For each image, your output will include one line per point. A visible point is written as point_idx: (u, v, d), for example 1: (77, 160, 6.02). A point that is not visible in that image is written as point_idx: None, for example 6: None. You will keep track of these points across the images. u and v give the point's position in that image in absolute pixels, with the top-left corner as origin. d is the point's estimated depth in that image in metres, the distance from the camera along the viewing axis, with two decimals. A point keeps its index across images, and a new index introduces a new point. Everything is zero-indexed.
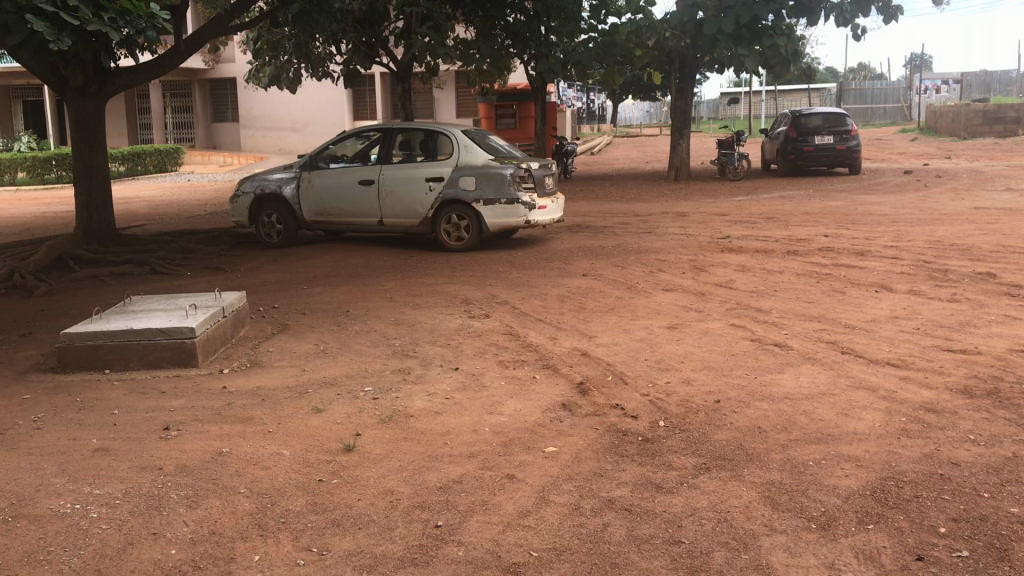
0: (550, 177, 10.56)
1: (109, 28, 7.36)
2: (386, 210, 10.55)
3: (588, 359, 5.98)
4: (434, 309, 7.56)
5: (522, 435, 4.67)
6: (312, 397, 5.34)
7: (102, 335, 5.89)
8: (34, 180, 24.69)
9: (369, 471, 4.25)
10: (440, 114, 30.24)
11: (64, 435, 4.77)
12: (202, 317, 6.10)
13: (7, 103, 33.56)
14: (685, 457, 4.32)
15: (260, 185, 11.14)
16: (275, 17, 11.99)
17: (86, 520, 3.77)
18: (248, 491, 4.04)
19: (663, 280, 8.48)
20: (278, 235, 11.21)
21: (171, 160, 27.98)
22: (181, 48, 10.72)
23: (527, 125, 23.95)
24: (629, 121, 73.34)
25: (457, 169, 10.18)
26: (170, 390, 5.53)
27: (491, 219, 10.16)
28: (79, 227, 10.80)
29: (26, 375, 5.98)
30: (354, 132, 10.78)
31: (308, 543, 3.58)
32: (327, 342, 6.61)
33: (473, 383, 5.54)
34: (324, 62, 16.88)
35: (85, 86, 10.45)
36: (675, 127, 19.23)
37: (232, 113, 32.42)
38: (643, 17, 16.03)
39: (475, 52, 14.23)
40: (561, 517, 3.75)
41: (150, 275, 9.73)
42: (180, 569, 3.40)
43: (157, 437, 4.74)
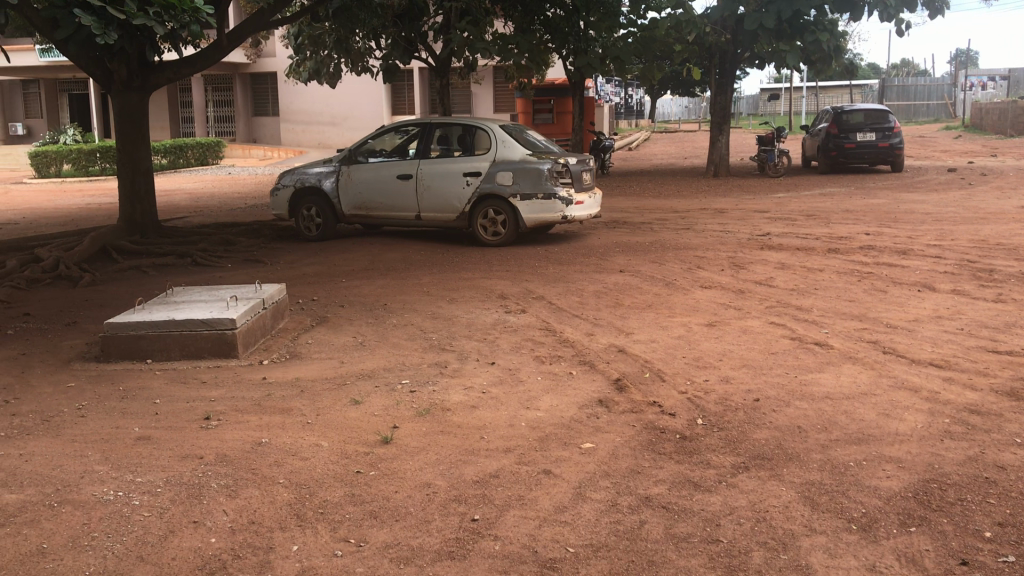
0: (588, 172, 10.53)
1: (154, 22, 7.40)
2: (423, 205, 10.58)
3: (625, 355, 5.95)
4: (471, 303, 7.57)
5: (559, 430, 4.66)
6: (350, 389, 5.38)
7: (145, 325, 5.97)
8: (78, 173, 25.14)
9: (406, 463, 4.28)
10: (478, 108, 30.27)
11: (107, 423, 4.85)
12: (243, 309, 6.16)
13: (53, 97, 34.20)
14: (723, 455, 4.29)
15: (300, 179, 11.24)
16: (316, 12, 12.06)
17: (129, 507, 3.83)
18: (287, 482, 4.08)
19: (701, 277, 8.42)
20: (317, 229, 11.29)
21: (212, 154, 28.25)
22: (223, 43, 10.84)
23: (565, 120, 23.90)
24: (667, 117, 73.08)
25: (495, 164, 10.15)
26: (210, 380, 5.60)
27: (528, 214, 10.15)
28: (122, 217, 10.95)
29: (69, 364, 6.08)
30: (393, 127, 10.81)
31: (346, 535, 3.61)
32: (365, 335, 6.66)
33: (509, 377, 5.55)
34: (364, 57, 16.96)
35: (130, 80, 10.58)
36: (714, 123, 19.06)
37: (272, 108, 32.69)
38: (683, 13, 15.92)
39: (513, 47, 14.16)
40: (597, 514, 3.74)
41: (191, 266, 9.85)
42: (220, 558, 3.44)
43: (197, 426, 4.81)
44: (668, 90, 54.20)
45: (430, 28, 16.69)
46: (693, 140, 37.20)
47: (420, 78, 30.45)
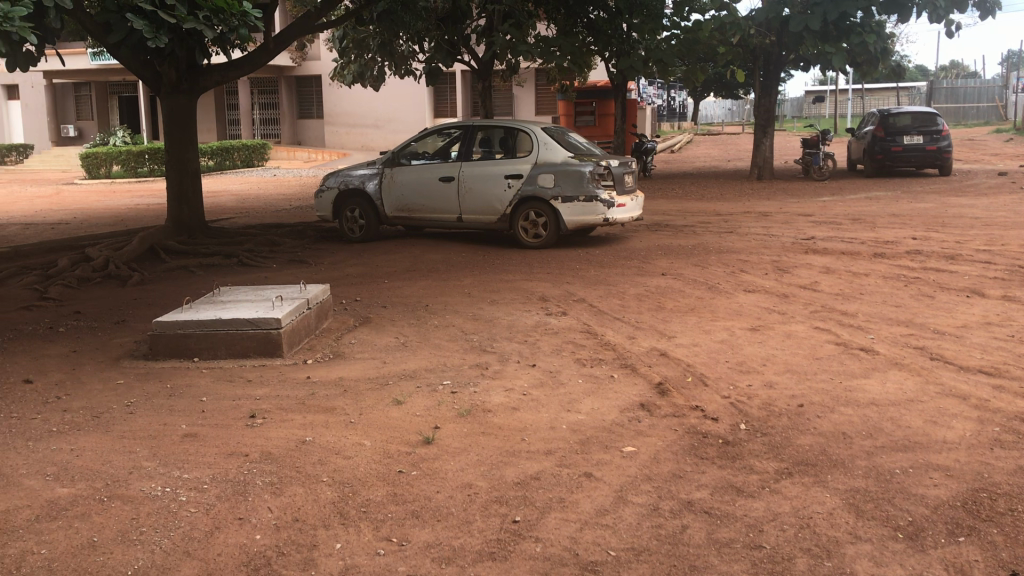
0: (630, 175, 10.50)
1: (203, 26, 7.52)
2: (465, 206, 10.63)
3: (667, 359, 5.93)
4: (512, 305, 7.59)
5: (600, 433, 4.66)
6: (392, 389, 5.43)
7: (192, 324, 6.07)
8: (128, 174, 25.61)
9: (447, 464, 4.30)
10: (520, 111, 30.33)
11: (155, 420, 4.94)
12: (288, 309, 6.23)
13: (104, 99, 34.86)
14: (766, 461, 4.26)
15: (344, 181, 11.36)
16: (361, 15, 12.17)
17: (176, 503, 3.89)
18: (330, 480, 4.12)
19: (745, 281, 8.36)
20: (360, 230, 11.38)
21: (258, 156, 28.49)
22: (270, 46, 10.99)
23: (607, 123, 23.85)
24: (710, 120, 72.70)
25: (536, 166, 10.17)
26: (255, 378, 5.68)
27: (569, 216, 10.14)
28: (170, 217, 11.13)
29: (119, 362, 6.20)
30: (436, 129, 10.86)
31: (388, 534, 3.64)
32: (406, 335, 6.70)
33: (551, 379, 5.55)
34: (407, 60, 17.08)
35: (178, 82, 10.75)
36: (758, 126, 18.90)
37: (317, 110, 33.04)
38: (728, 14, 15.80)
39: (556, 49, 14.14)
40: (639, 518, 3.73)
41: (237, 266, 9.98)
42: (265, 555, 3.48)
43: (243, 424, 4.88)
44: (710, 92, 53.85)
45: (473, 31, 16.75)
46: (737, 143, 36.97)
47: (463, 81, 30.58)
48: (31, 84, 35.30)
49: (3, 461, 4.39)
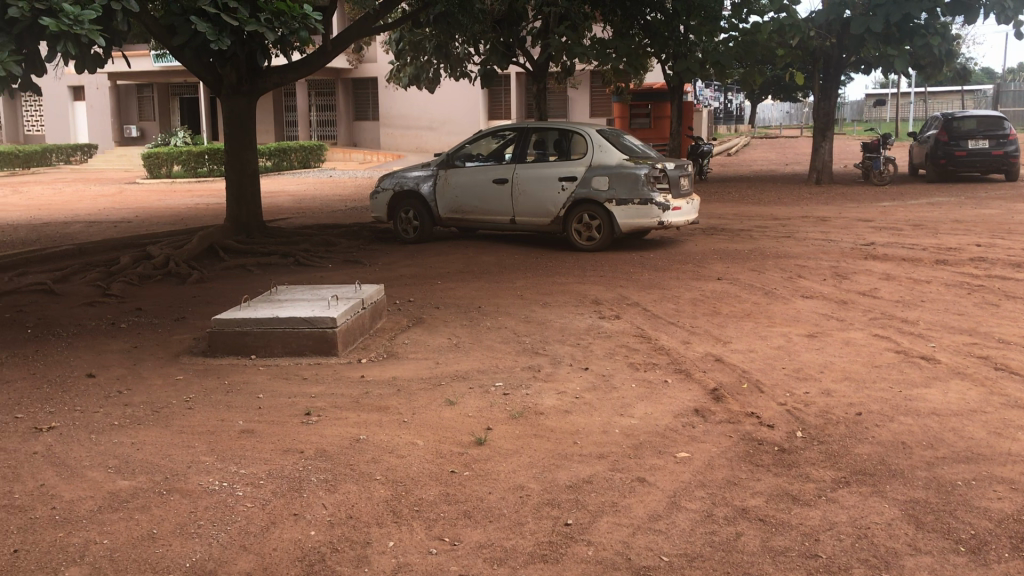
0: (685, 177, 10.42)
1: (265, 28, 7.63)
2: (519, 208, 10.63)
3: (722, 365, 5.87)
4: (564, 308, 7.57)
5: (654, 438, 4.62)
6: (445, 389, 5.46)
7: (250, 322, 6.16)
8: (188, 174, 26.13)
9: (500, 465, 4.30)
10: (575, 113, 30.27)
11: (213, 416, 5.03)
12: (343, 309, 6.30)
13: (166, 101, 35.64)
14: (824, 469, 4.19)
15: (399, 182, 11.44)
16: (417, 17, 12.25)
17: (233, 498, 3.96)
18: (384, 478, 4.16)
19: (802, 286, 8.24)
20: (414, 232, 11.45)
21: (315, 156, 28.92)
22: (329, 49, 11.14)
23: (662, 125, 23.70)
24: (768, 123, 71.84)
25: (591, 169, 10.15)
26: (311, 376, 5.75)
27: (623, 219, 10.09)
28: (229, 217, 11.30)
29: (179, 358, 6.32)
30: (490, 132, 10.89)
31: (441, 533, 3.65)
32: (459, 336, 6.73)
33: (603, 383, 5.53)
34: (462, 62, 17.16)
35: (239, 83, 10.95)
36: (817, 130, 18.65)
37: (373, 112, 33.38)
38: (786, 17, 15.54)
39: (612, 51, 14.13)
40: (692, 524, 3.70)
41: (294, 266, 10.12)
42: (319, 550, 3.52)
43: (298, 421, 4.94)
44: (768, 94, 53.17)
45: (529, 33, 16.77)
46: (796, 147, 36.45)
47: (518, 83, 30.62)
48: (96, 85, 36.23)
49: (68, 453, 4.50)
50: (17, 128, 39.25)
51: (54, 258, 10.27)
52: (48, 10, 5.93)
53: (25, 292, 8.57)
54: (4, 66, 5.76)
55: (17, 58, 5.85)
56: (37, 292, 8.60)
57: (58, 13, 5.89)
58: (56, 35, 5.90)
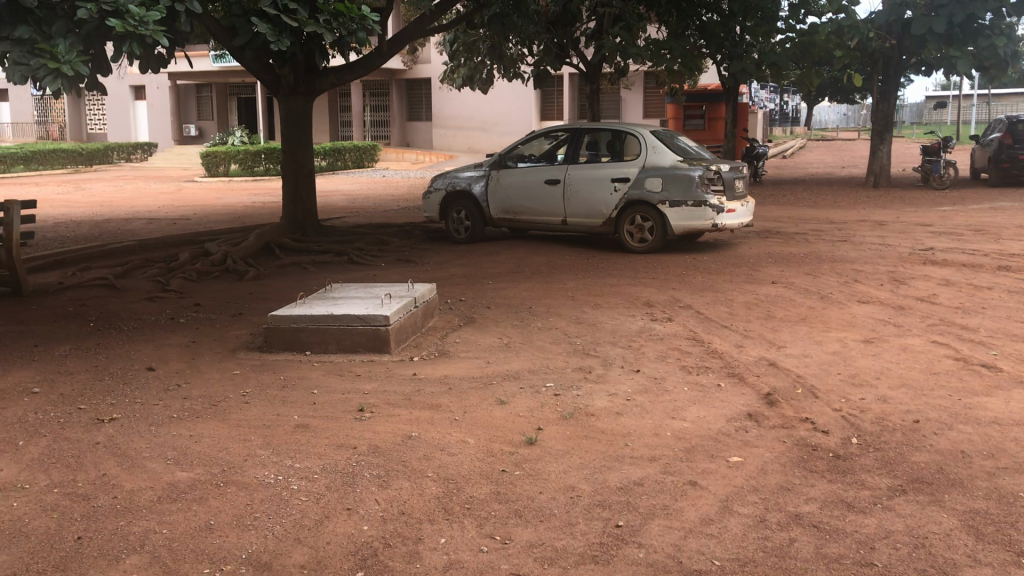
0: (740, 180, 10.32)
1: (324, 29, 7.72)
2: (570, 209, 10.63)
3: (777, 369, 5.80)
4: (616, 310, 7.54)
5: (706, 442, 4.59)
6: (496, 388, 5.48)
7: (305, 318, 6.25)
8: (245, 172, 26.53)
9: (551, 466, 4.31)
10: (628, 115, 30.16)
11: (269, 410, 5.12)
12: (397, 307, 6.36)
13: (224, 100, 36.32)
14: (879, 477, 4.12)
15: (451, 183, 11.51)
16: (472, 18, 12.32)
17: (287, 491, 4.02)
18: (435, 476, 4.19)
19: (859, 291, 8.12)
20: (466, 232, 11.51)
21: (368, 156, 29.23)
22: (384, 49, 11.25)
23: (716, 127, 23.50)
24: (824, 125, 70.81)
25: (644, 170, 10.10)
26: (364, 373, 5.82)
27: (676, 221, 10.03)
28: (285, 216, 11.46)
29: (236, 353, 6.43)
30: (543, 132, 10.91)
31: (492, 531, 3.67)
32: (510, 336, 6.75)
33: (655, 386, 5.51)
34: (516, 62, 17.21)
35: (296, 84, 11.11)
36: (875, 132, 18.33)
37: (426, 112, 33.62)
38: (845, 18, 15.34)
39: (667, 51, 13.75)
40: (745, 529, 3.67)
41: (347, 264, 10.23)
42: (371, 545, 3.56)
43: (351, 417, 5.00)
44: (825, 96, 52.38)
45: (583, 34, 16.74)
46: (853, 150, 35.85)
47: (571, 84, 30.57)
48: (157, 84, 37.00)
49: (128, 444, 4.61)
50: (80, 126, 40.27)
51: (116, 254, 10.51)
52: (115, 12, 6.08)
53: (88, 286, 8.80)
54: (73, 66, 5.92)
55: (85, 59, 6.03)
56: (99, 287, 8.82)
57: (123, 15, 6.02)
58: (122, 36, 6.04)
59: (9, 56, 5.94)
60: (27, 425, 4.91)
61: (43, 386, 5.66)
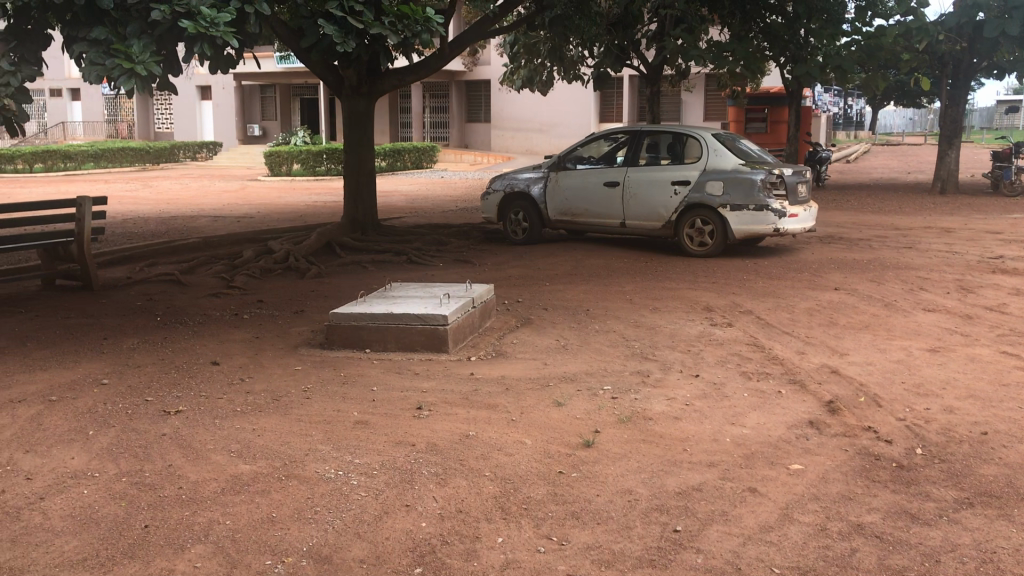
0: (804, 184, 10.18)
1: (389, 30, 7.81)
2: (629, 212, 10.58)
3: (839, 377, 5.70)
4: (675, 314, 7.50)
5: (766, 449, 4.54)
6: (553, 390, 5.48)
7: (365, 316, 6.33)
8: (306, 172, 26.87)
9: (608, 468, 4.30)
10: (688, 117, 29.96)
11: (330, 406, 5.19)
12: (455, 307, 6.40)
13: (287, 101, 36.94)
14: (945, 489, 4.03)
15: (510, 184, 11.54)
16: (533, 20, 12.36)
17: (348, 486, 4.08)
18: (492, 475, 4.21)
19: (924, 299, 7.94)
20: (524, 233, 11.52)
21: (427, 158, 29.46)
22: (445, 52, 11.36)
23: (778, 130, 23.19)
24: (889, 130, 69.47)
25: (705, 173, 10.02)
26: (422, 371, 5.87)
27: (737, 225, 9.91)
28: (346, 215, 11.59)
29: (297, 349, 6.53)
30: (603, 134, 10.90)
31: (549, 532, 3.68)
32: (568, 338, 6.75)
33: (715, 391, 5.46)
34: (576, 64, 17.20)
35: (359, 86, 11.27)
36: (943, 137, 17.94)
37: (485, 114, 33.79)
38: (914, 20, 15.04)
39: (729, 54, 13.31)
40: (805, 537, 3.62)
41: (406, 264, 10.31)
42: (429, 542, 3.60)
43: (410, 414, 5.05)
44: (890, 100, 51.40)
45: (644, 37, 16.67)
46: (920, 154, 35.10)
47: (631, 86, 30.43)
48: (222, 85, 37.71)
49: (193, 436, 4.72)
50: (149, 125, 41.24)
51: (182, 250, 10.76)
52: (188, 14, 6.23)
53: (155, 281, 9.02)
54: (146, 66, 6.07)
55: (158, 59, 6.19)
56: (166, 282, 9.03)
57: (196, 16, 6.17)
58: (193, 37, 6.18)
59: (87, 56, 6.14)
60: (98, 415, 5.06)
61: (112, 377, 5.82)
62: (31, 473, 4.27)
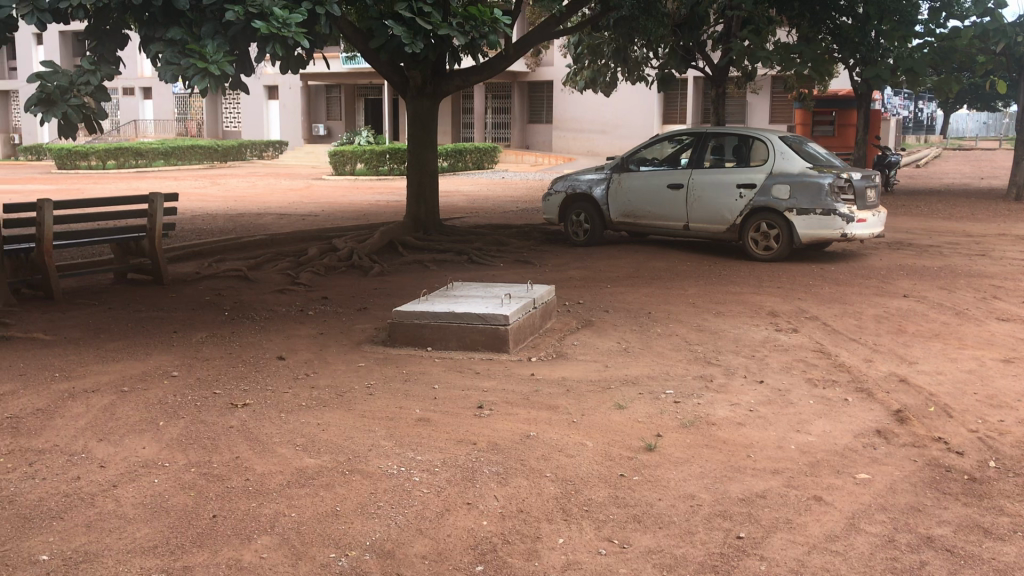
0: (873, 189, 9.98)
1: (456, 32, 7.86)
2: (693, 214, 10.49)
3: (907, 386, 5.58)
4: (739, 318, 7.41)
5: (832, 457, 4.47)
6: (615, 393, 5.46)
7: (427, 314, 6.38)
8: (370, 172, 27.15)
9: (670, 473, 4.27)
10: (753, 119, 29.59)
11: (392, 402, 5.24)
12: (516, 307, 6.42)
13: (352, 101, 37.43)
14: (1020, 504, 3.92)
15: (571, 185, 11.52)
16: (598, 21, 12.32)
17: (410, 482, 4.12)
18: (553, 476, 4.21)
19: (998, 308, 7.73)
20: (585, 234, 11.50)
21: (488, 159, 29.59)
22: (510, 52, 11.41)
23: (847, 133, 22.76)
24: (961, 134, 67.79)
25: (771, 176, 9.88)
26: (484, 371, 5.90)
27: (803, 229, 9.77)
28: (408, 215, 11.68)
29: (360, 346, 6.61)
30: (667, 136, 10.84)
31: (610, 535, 3.67)
32: (629, 341, 6.71)
33: (779, 398, 5.39)
34: (640, 65, 17.08)
35: (423, 86, 11.38)
36: (1019, 142, 17.41)
37: (547, 115, 33.82)
38: (991, 21, 14.62)
39: (796, 56, 12.99)
40: (873, 548, 3.55)
41: (467, 263, 10.36)
42: (491, 541, 3.61)
43: (472, 413, 5.07)
44: (963, 104, 50.12)
45: (709, 38, 16.53)
46: (994, 160, 34.17)
47: (696, 87, 30.16)
48: (289, 84, 38.30)
49: (260, 429, 4.81)
50: (218, 124, 42.10)
51: (249, 246, 10.96)
52: (261, 14, 6.34)
53: (223, 276, 9.21)
54: (220, 65, 6.17)
55: (231, 58, 6.30)
56: (233, 278, 9.22)
57: (268, 17, 6.27)
58: (266, 38, 6.28)
59: (163, 56, 6.29)
60: (167, 406, 5.18)
61: (182, 370, 5.96)
62: (104, 461, 4.40)
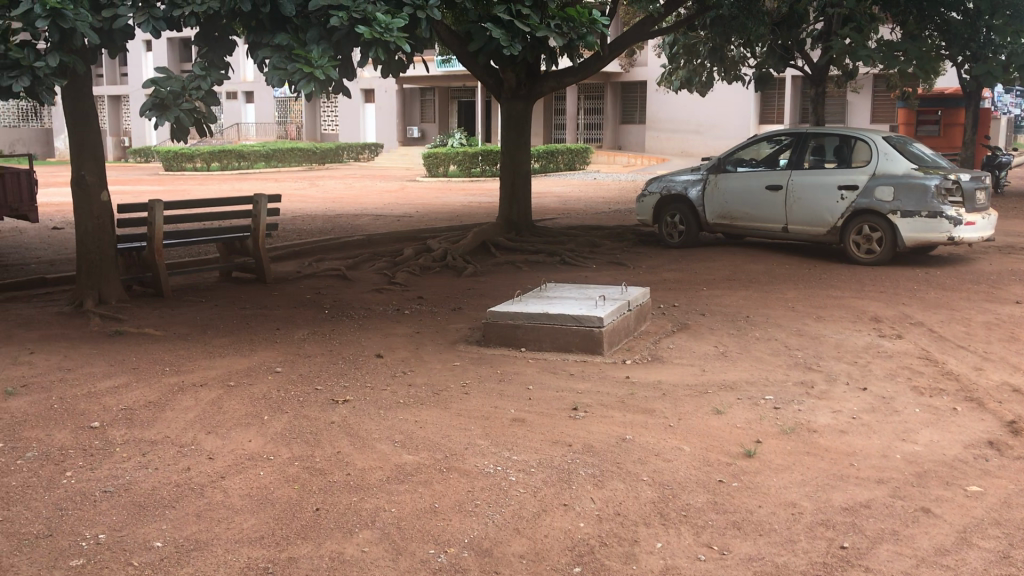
0: (982, 190, 9.62)
1: (554, 33, 7.91)
2: (792, 216, 10.27)
3: (1022, 397, 5.35)
4: (840, 324, 7.22)
5: (941, 468, 4.32)
6: (712, 398, 5.38)
7: (521, 315, 6.41)
8: (462, 174, 27.37)
9: (770, 480, 4.19)
10: (854, 119, 28.81)
11: (487, 402, 5.29)
12: (611, 309, 6.40)
13: (446, 103, 37.90)
14: None
15: (667, 186, 11.42)
16: (695, 21, 12.19)
17: (507, 482, 4.15)
18: (650, 480, 4.18)
19: None
20: (680, 236, 11.38)
21: (580, 159, 29.57)
22: (606, 53, 11.38)
23: (953, 133, 21.98)
24: None
25: (874, 177, 9.61)
26: (577, 372, 5.89)
27: (908, 232, 9.46)
28: (502, 215, 11.75)
29: (455, 345, 6.69)
30: (765, 136, 10.65)
31: (709, 540, 3.62)
32: (726, 345, 6.61)
33: (883, 405, 5.23)
34: (737, 65, 16.82)
35: (518, 88, 11.44)
36: None
37: (640, 116, 33.64)
38: None
39: (901, 54, 12.59)
40: (986, 564, 3.42)
41: (561, 264, 10.36)
42: (588, 543, 3.61)
43: (566, 415, 5.08)
44: None
45: (809, 36, 16.17)
46: None
47: (794, 87, 29.54)
48: (385, 88, 38.96)
49: (359, 425, 4.90)
50: (316, 126, 43.15)
51: (347, 246, 11.20)
52: (364, 20, 6.48)
53: (322, 275, 9.44)
54: (324, 70, 6.36)
55: (335, 63, 6.47)
56: (332, 277, 9.44)
57: (371, 22, 6.41)
58: (368, 43, 6.42)
59: (270, 61, 6.48)
60: (271, 401, 5.34)
61: (284, 366, 6.13)
62: (212, 453, 4.55)
